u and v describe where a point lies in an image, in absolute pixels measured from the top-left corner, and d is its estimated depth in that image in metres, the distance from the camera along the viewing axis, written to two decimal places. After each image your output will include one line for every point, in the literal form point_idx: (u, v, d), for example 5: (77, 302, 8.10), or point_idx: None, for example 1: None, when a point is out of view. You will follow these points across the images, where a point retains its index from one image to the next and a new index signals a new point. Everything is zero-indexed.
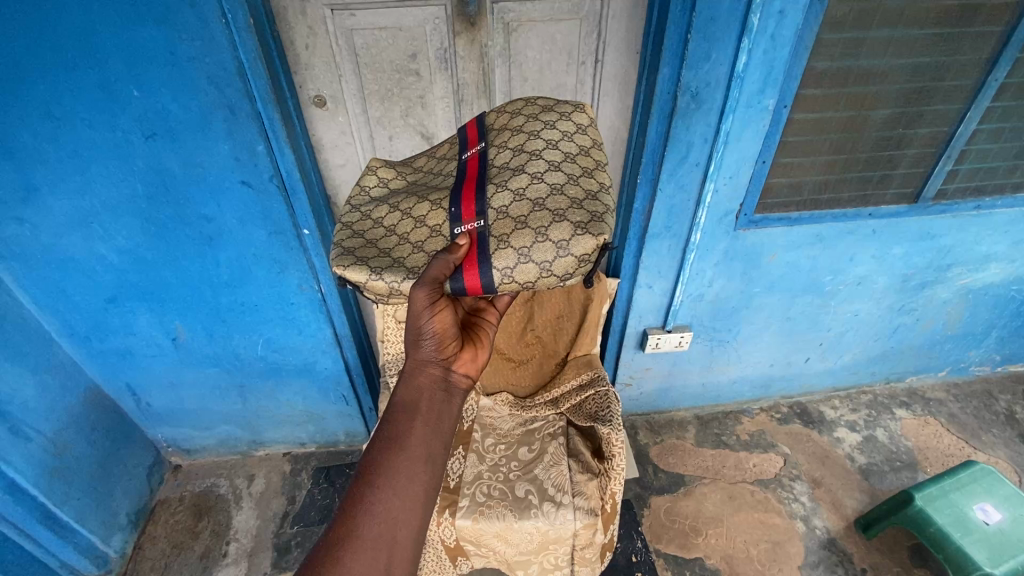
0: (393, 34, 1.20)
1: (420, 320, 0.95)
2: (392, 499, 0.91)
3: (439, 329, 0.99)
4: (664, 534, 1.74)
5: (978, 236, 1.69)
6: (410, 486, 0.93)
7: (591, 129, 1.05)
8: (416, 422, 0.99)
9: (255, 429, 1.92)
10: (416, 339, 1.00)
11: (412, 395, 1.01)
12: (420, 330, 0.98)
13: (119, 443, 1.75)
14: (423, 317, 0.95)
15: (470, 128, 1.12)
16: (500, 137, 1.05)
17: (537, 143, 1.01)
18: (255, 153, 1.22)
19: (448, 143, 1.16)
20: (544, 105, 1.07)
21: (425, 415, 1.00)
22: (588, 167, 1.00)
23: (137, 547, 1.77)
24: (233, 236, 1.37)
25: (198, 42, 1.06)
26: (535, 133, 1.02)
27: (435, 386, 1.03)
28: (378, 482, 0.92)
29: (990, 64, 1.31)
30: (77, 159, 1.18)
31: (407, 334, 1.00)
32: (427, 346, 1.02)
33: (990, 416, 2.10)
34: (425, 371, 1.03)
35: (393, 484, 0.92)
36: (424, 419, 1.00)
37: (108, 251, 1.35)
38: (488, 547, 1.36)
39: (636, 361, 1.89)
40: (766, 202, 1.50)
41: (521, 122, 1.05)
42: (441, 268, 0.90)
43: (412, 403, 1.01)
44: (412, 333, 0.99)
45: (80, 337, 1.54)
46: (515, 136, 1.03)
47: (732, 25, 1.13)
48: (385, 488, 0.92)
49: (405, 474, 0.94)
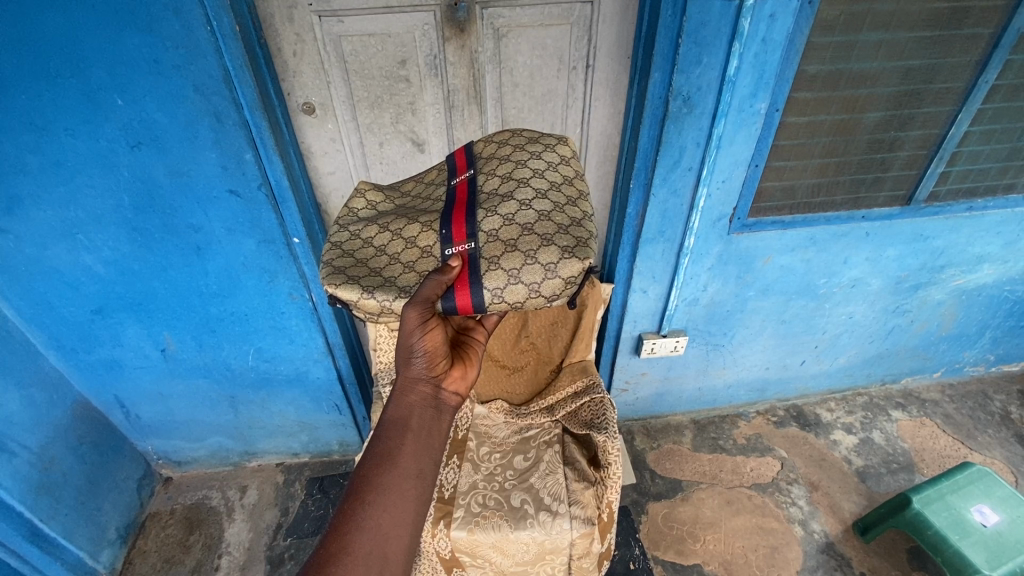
0: (382, 40, 1.19)
1: (412, 338, 0.94)
2: (383, 514, 0.90)
3: (431, 346, 0.97)
4: (661, 541, 1.72)
5: (970, 237, 1.69)
6: (402, 503, 0.92)
7: (575, 160, 1.05)
8: (410, 438, 0.98)
9: (247, 439, 1.90)
10: (407, 356, 0.98)
11: (407, 410, 1.01)
12: (412, 347, 0.96)
13: (107, 456, 1.71)
14: (416, 333, 0.94)
15: (459, 155, 1.11)
16: (489, 165, 1.05)
17: (524, 170, 1.00)
18: (243, 161, 1.21)
19: (438, 168, 1.15)
20: (530, 137, 1.07)
21: (419, 433, 0.99)
22: (573, 196, 0.99)
23: (128, 561, 1.74)
24: (221, 246, 1.35)
25: (183, 49, 1.04)
26: (522, 161, 1.02)
27: (430, 400, 1.02)
28: (371, 498, 0.91)
29: (982, 65, 1.31)
30: (61, 169, 1.16)
31: (399, 351, 0.98)
32: (419, 362, 1.00)
33: (985, 416, 2.10)
34: (417, 384, 1.02)
35: (385, 500, 0.91)
36: (417, 437, 0.99)
37: (94, 262, 1.33)
38: (483, 558, 1.34)
39: (631, 367, 1.88)
40: (759, 205, 1.49)
41: (509, 151, 1.05)
42: (434, 288, 0.88)
43: (406, 417, 1.00)
44: (403, 349, 0.97)
45: (66, 350, 1.51)
46: (503, 164, 1.03)
47: (723, 30, 1.13)
48: (376, 504, 0.90)
49: (397, 492, 0.92)
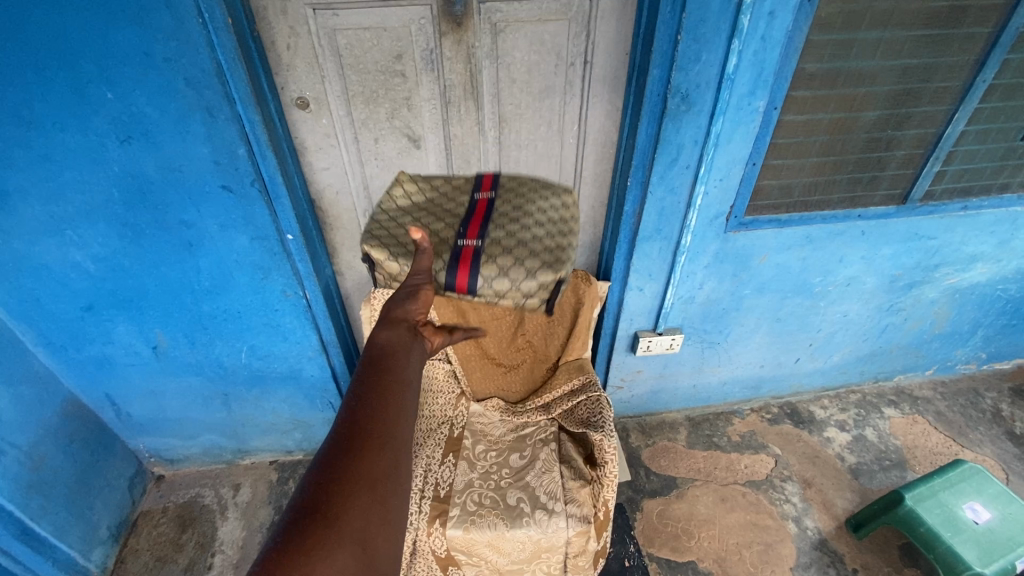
0: (378, 34, 1.17)
1: (402, 302, 0.93)
2: (381, 461, 0.74)
3: (422, 313, 0.95)
4: (656, 538, 1.73)
5: (964, 236, 1.70)
6: (400, 446, 0.77)
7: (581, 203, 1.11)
8: (392, 378, 0.84)
9: (240, 437, 1.88)
10: (393, 319, 0.93)
11: (387, 354, 0.89)
12: (400, 314, 0.94)
13: (98, 454, 1.69)
14: (402, 300, 0.94)
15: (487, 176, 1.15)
16: (513, 194, 1.11)
17: (537, 204, 1.08)
18: (236, 156, 1.19)
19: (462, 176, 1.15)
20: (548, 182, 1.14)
21: (403, 372, 0.87)
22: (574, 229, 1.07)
23: (119, 560, 1.72)
24: (213, 242, 1.33)
25: (175, 42, 1.03)
26: (537, 198, 1.10)
27: (409, 347, 0.92)
28: (363, 444, 0.74)
29: (979, 65, 1.32)
30: (49, 163, 1.14)
31: (382, 316, 0.96)
32: (408, 321, 0.95)
33: (976, 413, 2.12)
34: (397, 333, 0.93)
35: (380, 445, 0.75)
36: (403, 378, 0.86)
37: (83, 258, 1.30)
38: (480, 556, 1.34)
39: (626, 364, 1.88)
40: (756, 204, 1.49)
41: (529, 188, 1.12)
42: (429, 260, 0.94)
43: (387, 359, 0.88)
44: (389, 317, 0.94)
45: (55, 347, 1.49)
46: (522, 195, 1.10)
47: (723, 26, 1.12)
48: (371, 451, 0.74)
49: (392, 433, 0.77)
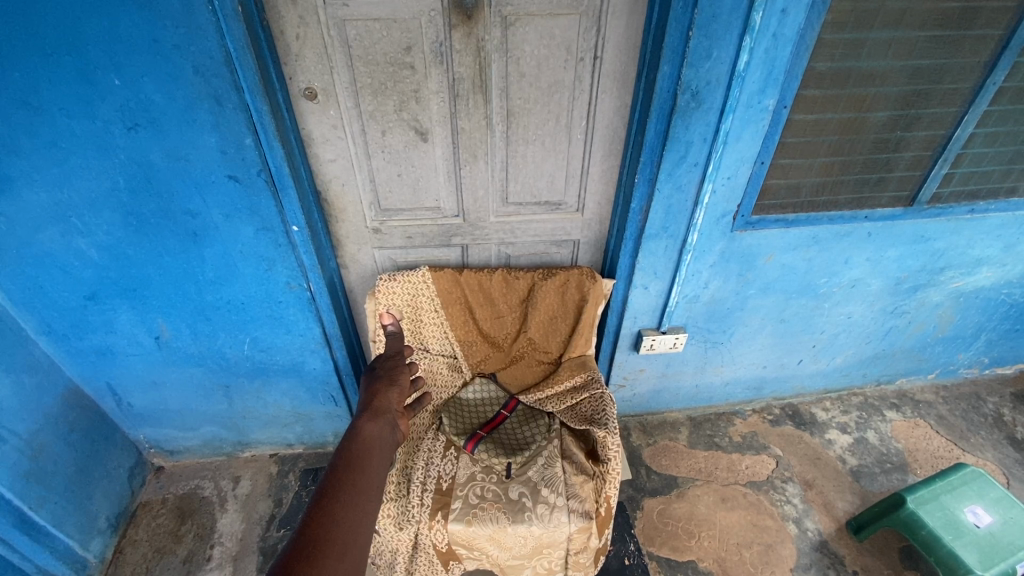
0: (387, 25, 1.16)
1: (386, 390, 1.20)
2: (342, 564, 0.73)
3: (399, 402, 1.19)
4: (656, 536, 1.72)
5: (969, 240, 1.70)
6: (358, 551, 0.77)
7: None
8: (361, 484, 0.88)
9: (240, 429, 1.88)
10: (377, 411, 1.11)
11: (355, 460, 0.94)
12: (384, 406, 1.14)
13: (98, 444, 1.69)
14: (386, 389, 1.20)
15: None
16: None
17: None
18: (243, 146, 1.18)
19: None
20: None
21: (368, 478, 0.90)
22: None
23: (118, 551, 1.71)
24: (219, 232, 1.33)
25: (183, 29, 1.03)
26: None
27: (374, 452, 0.98)
28: (329, 544, 0.74)
29: (990, 67, 1.32)
30: (55, 150, 1.14)
31: (365, 405, 1.14)
32: (387, 414, 1.11)
33: (978, 418, 2.12)
34: (370, 437, 1.01)
35: (343, 550, 0.75)
36: (369, 484, 0.89)
37: (87, 246, 1.30)
38: (481, 551, 1.33)
39: (629, 362, 1.87)
40: (764, 203, 1.48)
41: None
42: (395, 400, 1.18)
43: (357, 463, 0.93)
44: (373, 406, 1.13)
45: (58, 336, 1.48)
46: None
47: (734, 24, 1.12)
48: (330, 557, 0.73)
49: (353, 538, 0.77)
